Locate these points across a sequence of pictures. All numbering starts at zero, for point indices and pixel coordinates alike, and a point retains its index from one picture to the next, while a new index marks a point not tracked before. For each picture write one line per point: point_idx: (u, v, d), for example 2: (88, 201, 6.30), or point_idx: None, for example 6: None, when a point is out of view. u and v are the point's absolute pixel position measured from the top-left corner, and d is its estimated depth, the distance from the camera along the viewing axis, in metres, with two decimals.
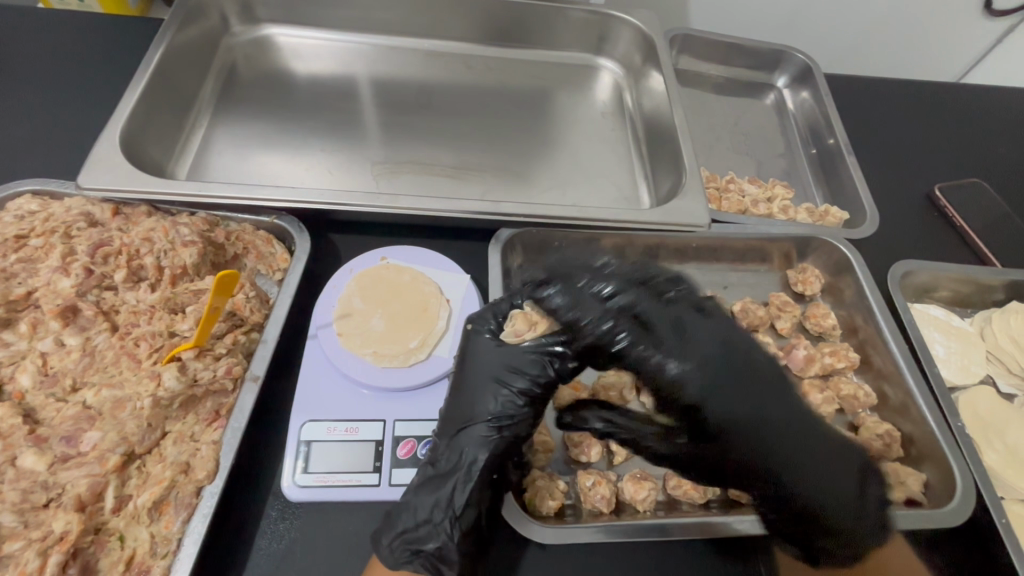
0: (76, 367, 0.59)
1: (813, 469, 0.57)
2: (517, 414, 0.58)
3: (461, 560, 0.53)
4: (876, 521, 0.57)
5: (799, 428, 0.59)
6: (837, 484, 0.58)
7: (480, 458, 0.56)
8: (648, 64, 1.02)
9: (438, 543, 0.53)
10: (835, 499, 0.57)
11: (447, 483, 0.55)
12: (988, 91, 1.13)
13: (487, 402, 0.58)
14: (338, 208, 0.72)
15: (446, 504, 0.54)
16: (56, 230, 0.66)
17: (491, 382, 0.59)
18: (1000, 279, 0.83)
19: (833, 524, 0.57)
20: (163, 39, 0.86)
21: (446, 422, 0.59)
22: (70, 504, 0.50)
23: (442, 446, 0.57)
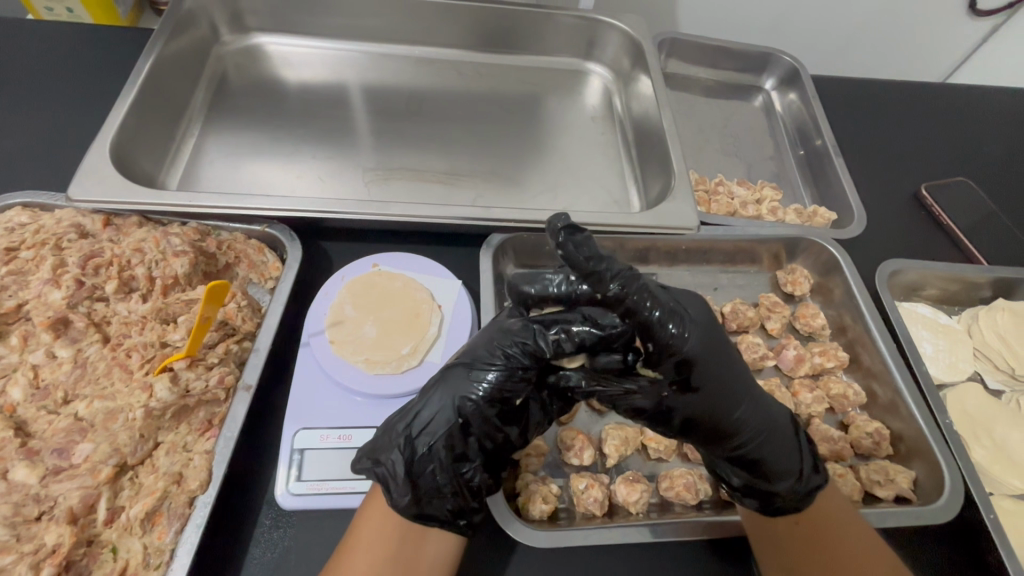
0: (68, 379, 0.59)
1: (758, 435, 0.57)
2: (505, 371, 0.54)
3: (411, 493, 0.51)
4: (811, 482, 0.58)
5: (757, 402, 0.57)
6: (784, 451, 0.58)
7: (460, 401, 0.54)
8: (637, 68, 1.03)
9: (394, 470, 0.52)
10: (778, 463, 0.57)
11: (419, 417, 0.54)
12: (973, 90, 1.15)
13: (482, 353, 0.56)
14: (330, 216, 0.72)
15: (411, 434, 0.53)
16: (47, 242, 0.66)
17: (492, 352, 0.55)
18: (986, 277, 0.84)
19: (774, 485, 0.57)
20: (153, 50, 0.86)
21: (439, 378, 0.56)
22: (63, 516, 0.50)
23: (436, 406, 0.54)
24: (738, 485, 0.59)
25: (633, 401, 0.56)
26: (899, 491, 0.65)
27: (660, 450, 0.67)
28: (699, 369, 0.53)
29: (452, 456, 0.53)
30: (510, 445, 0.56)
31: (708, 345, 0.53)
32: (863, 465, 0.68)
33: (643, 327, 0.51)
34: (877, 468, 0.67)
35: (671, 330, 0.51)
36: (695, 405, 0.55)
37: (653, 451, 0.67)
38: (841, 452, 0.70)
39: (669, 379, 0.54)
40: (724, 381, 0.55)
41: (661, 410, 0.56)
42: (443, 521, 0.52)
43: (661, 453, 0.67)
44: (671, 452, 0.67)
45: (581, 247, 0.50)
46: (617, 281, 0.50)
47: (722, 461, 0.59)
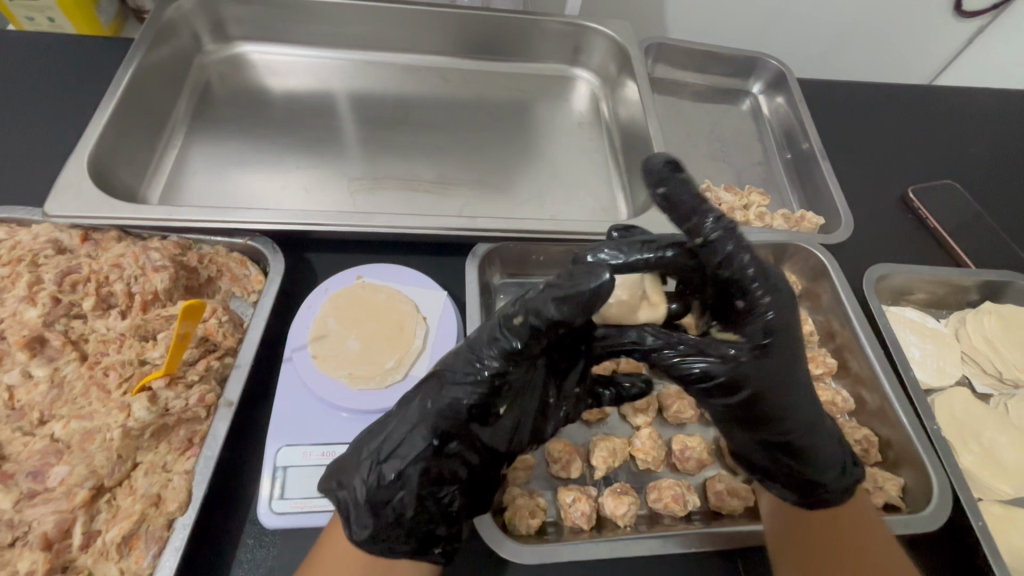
0: (43, 400, 0.58)
1: (810, 428, 0.57)
2: (480, 385, 0.52)
3: (373, 524, 0.50)
4: (850, 477, 0.60)
5: (810, 396, 0.57)
6: (830, 445, 0.58)
7: (429, 422, 0.51)
8: (624, 73, 1.02)
9: (357, 498, 0.50)
10: (826, 457, 0.57)
11: (387, 439, 0.51)
12: (960, 91, 1.15)
13: (455, 364, 0.53)
14: (312, 228, 0.72)
15: (378, 458, 0.51)
16: (23, 258, 0.65)
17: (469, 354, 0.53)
18: (973, 280, 0.84)
19: (821, 480, 0.58)
20: (133, 60, 0.85)
21: (408, 396, 0.54)
22: (37, 542, 0.49)
23: (409, 427, 0.52)
24: (779, 481, 0.59)
25: (707, 368, 0.52)
26: (888, 499, 0.65)
27: (648, 461, 0.66)
28: (779, 341, 0.52)
29: (425, 481, 0.51)
30: (489, 462, 0.54)
31: (793, 319, 0.52)
32: None
33: (737, 283, 0.50)
34: (865, 475, 0.67)
35: (762, 296, 0.50)
36: (767, 387, 0.53)
37: (642, 462, 0.66)
38: None
39: (751, 345, 0.52)
40: (796, 356, 0.53)
41: (731, 384, 0.53)
42: (414, 551, 0.50)
43: (650, 464, 0.66)
44: (660, 462, 0.66)
45: (680, 191, 0.51)
46: (718, 229, 0.49)
47: (763, 452, 0.59)
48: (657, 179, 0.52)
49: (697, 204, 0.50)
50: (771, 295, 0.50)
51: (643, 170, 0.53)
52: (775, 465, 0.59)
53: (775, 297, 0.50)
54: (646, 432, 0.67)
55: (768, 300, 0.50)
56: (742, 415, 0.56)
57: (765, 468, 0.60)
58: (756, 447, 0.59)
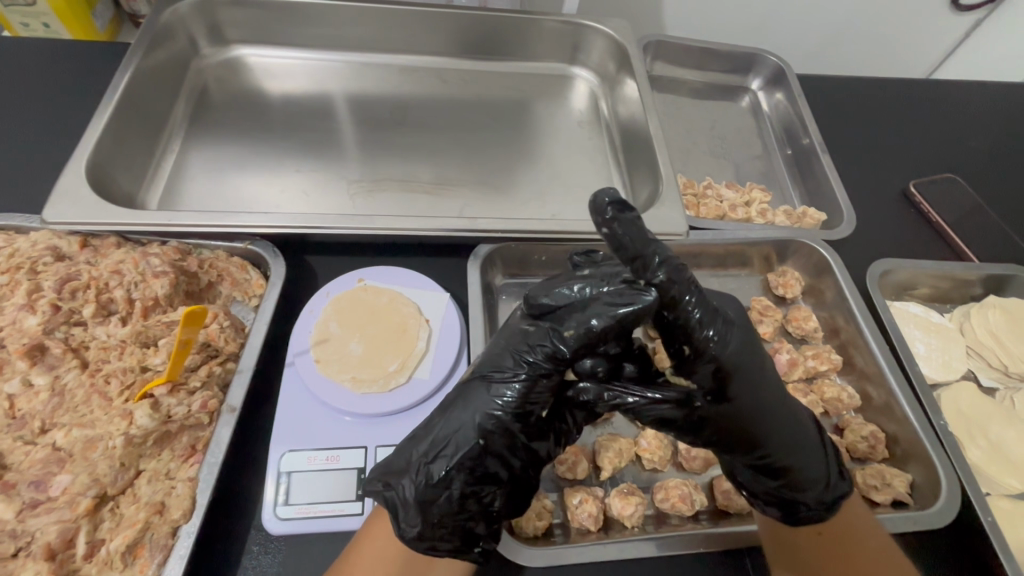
0: (44, 408, 0.57)
1: (782, 449, 0.55)
2: (530, 380, 0.50)
3: (422, 523, 0.49)
4: (838, 490, 0.58)
5: (786, 414, 0.55)
6: (812, 462, 0.56)
7: (482, 421, 0.50)
8: (623, 71, 1.02)
9: (405, 496, 0.49)
10: (805, 474, 0.56)
11: (436, 438, 0.50)
12: (959, 85, 1.15)
13: (501, 362, 0.52)
14: (312, 231, 0.71)
15: (428, 458, 0.50)
16: (21, 266, 0.64)
17: (509, 355, 0.52)
18: (977, 273, 0.84)
19: (798, 496, 0.56)
20: (129, 65, 0.84)
21: (456, 394, 0.53)
22: (40, 552, 0.49)
23: (458, 428, 0.50)
24: (761, 496, 0.57)
25: (662, 411, 0.50)
26: (896, 495, 0.65)
27: (655, 461, 0.66)
28: (735, 376, 0.52)
29: (470, 480, 0.50)
30: (534, 464, 0.52)
31: (744, 353, 0.52)
32: (859, 470, 0.68)
33: (682, 325, 0.50)
34: (873, 472, 0.67)
35: (710, 334, 0.50)
36: (726, 417, 0.52)
37: (648, 462, 0.66)
38: None
39: (702, 389, 0.52)
40: (757, 392, 0.53)
41: (692, 422, 0.52)
42: (455, 550, 0.50)
43: (656, 464, 0.66)
44: (666, 462, 0.66)
45: (630, 231, 0.48)
46: (663, 271, 0.49)
47: (744, 470, 0.57)
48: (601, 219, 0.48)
49: (643, 249, 0.49)
50: (717, 331, 0.50)
51: (590, 208, 0.49)
52: (756, 482, 0.57)
53: (720, 333, 0.50)
54: (652, 432, 0.67)
55: (714, 335, 0.50)
56: (710, 440, 0.54)
57: (745, 486, 0.58)
58: (735, 464, 0.57)
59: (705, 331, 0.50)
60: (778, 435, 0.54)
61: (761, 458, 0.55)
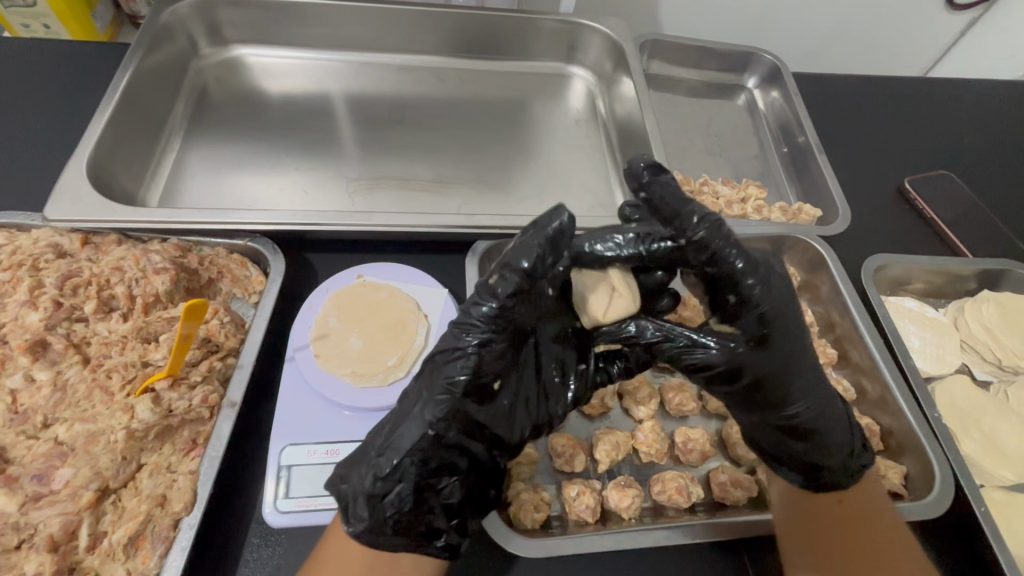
0: (46, 403, 0.58)
1: (812, 412, 0.57)
2: (477, 363, 0.51)
3: (371, 519, 0.49)
4: (860, 461, 0.60)
5: (816, 378, 0.57)
6: (840, 428, 0.58)
7: (429, 410, 0.51)
8: (619, 70, 1.02)
9: (356, 492, 0.49)
10: (832, 441, 0.58)
11: (387, 430, 0.51)
12: (953, 82, 1.16)
13: (448, 346, 0.53)
14: (312, 228, 0.72)
15: (377, 452, 0.50)
16: (23, 263, 0.65)
17: (450, 338, 0.53)
18: (970, 268, 0.85)
19: (825, 461, 0.58)
20: (130, 65, 0.85)
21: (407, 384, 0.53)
22: (43, 544, 0.49)
23: (406, 422, 0.51)
24: (785, 459, 0.60)
25: (707, 356, 0.54)
26: (891, 487, 0.65)
27: (651, 454, 0.66)
28: (778, 331, 0.53)
29: (423, 471, 0.50)
30: (490, 448, 0.53)
31: (785, 307, 0.54)
32: None
33: (727, 276, 0.52)
34: None
35: (751, 283, 0.52)
36: (766, 371, 0.54)
37: (645, 455, 0.67)
38: None
39: (746, 335, 0.54)
40: (794, 350, 0.55)
41: (732, 371, 0.55)
42: (413, 544, 0.50)
43: (653, 457, 0.66)
44: (663, 455, 0.67)
45: (664, 191, 0.55)
46: (703, 227, 0.52)
47: (771, 434, 0.59)
48: (636, 183, 0.56)
49: (682, 205, 0.54)
50: (758, 280, 0.52)
51: (627, 173, 0.57)
52: (781, 447, 0.59)
53: (762, 283, 0.52)
54: (649, 425, 0.67)
55: (755, 285, 0.52)
56: (745, 394, 0.57)
57: (772, 450, 0.60)
58: (762, 429, 0.59)
59: (746, 280, 0.52)
60: (806, 395, 0.57)
61: (789, 420, 0.57)
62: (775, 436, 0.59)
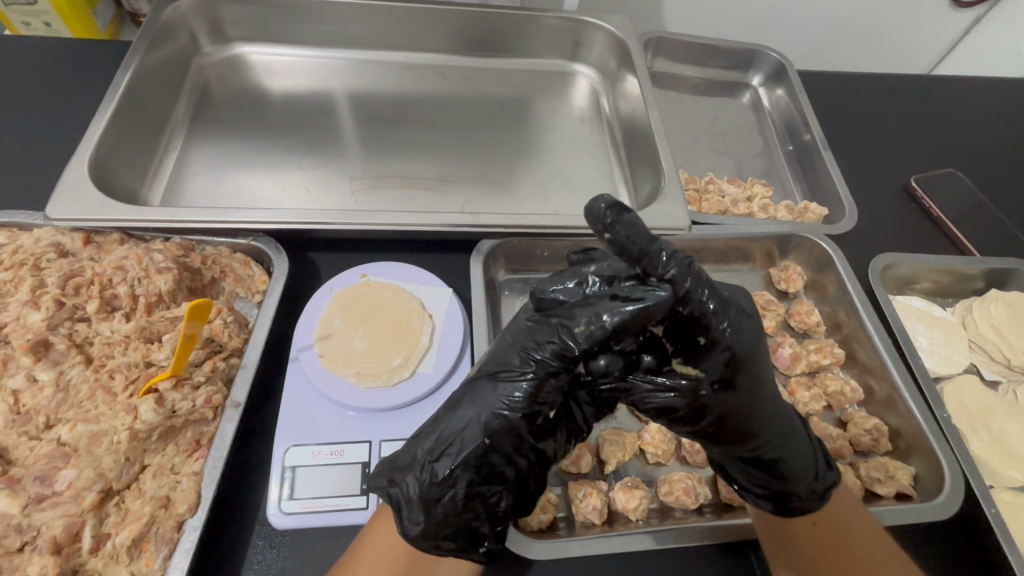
0: (49, 404, 0.57)
1: (774, 440, 0.55)
2: (537, 378, 0.49)
3: (424, 520, 0.49)
4: (827, 480, 0.58)
5: (780, 405, 0.55)
6: (806, 452, 0.57)
7: (487, 418, 0.49)
8: (624, 68, 1.02)
9: (408, 494, 0.49)
10: (800, 465, 0.56)
11: (441, 437, 0.49)
12: (959, 80, 1.15)
13: (507, 359, 0.51)
14: (315, 227, 0.71)
15: (432, 457, 0.49)
16: (25, 262, 0.64)
17: (513, 351, 0.52)
18: (978, 268, 0.84)
19: (794, 488, 0.56)
20: (131, 63, 0.84)
21: (464, 392, 0.51)
22: (45, 546, 0.49)
23: (460, 429, 0.50)
24: (755, 489, 0.57)
25: (668, 399, 0.50)
26: (900, 488, 0.65)
27: (658, 455, 0.66)
28: (744, 368, 0.51)
29: (475, 480, 0.49)
30: (540, 464, 0.52)
31: (755, 344, 0.51)
32: (862, 463, 0.68)
33: (698, 319, 0.48)
34: (876, 465, 0.67)
35: (722, 326, 0.49)
36: (726, 406, 0.52)
37: (652, 456, 0.66)
38: (840, 449, 0.69)
39: (710, 378, 0.51)
40: (762, 383, 0.53)
41: (693, 410, 0.52)
42: (459, 549, 0.49)
43: (660, 458, 0.66)
44: (670, 456, 0.66)
45: (631, 232, 0.45)
46: (672, 265, 0.47)
47: (738, 463, 0.57)
48: (600, 225, 0.45)
49: (648, 248, 0.46)
50: (729, 324, 0.49)
51: (586, 215, 0.46)
52: (748, 473, 0.57)
53: (732, 326, 0.49)
54: (656, 426, 0.67)
55: (725, 328, 0.49)
56: (710, 431, 0.54)
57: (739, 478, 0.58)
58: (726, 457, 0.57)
59: (717, 323, 0.49)
60: (769, 427, 0.54)
61: (752, 452, 0.55)
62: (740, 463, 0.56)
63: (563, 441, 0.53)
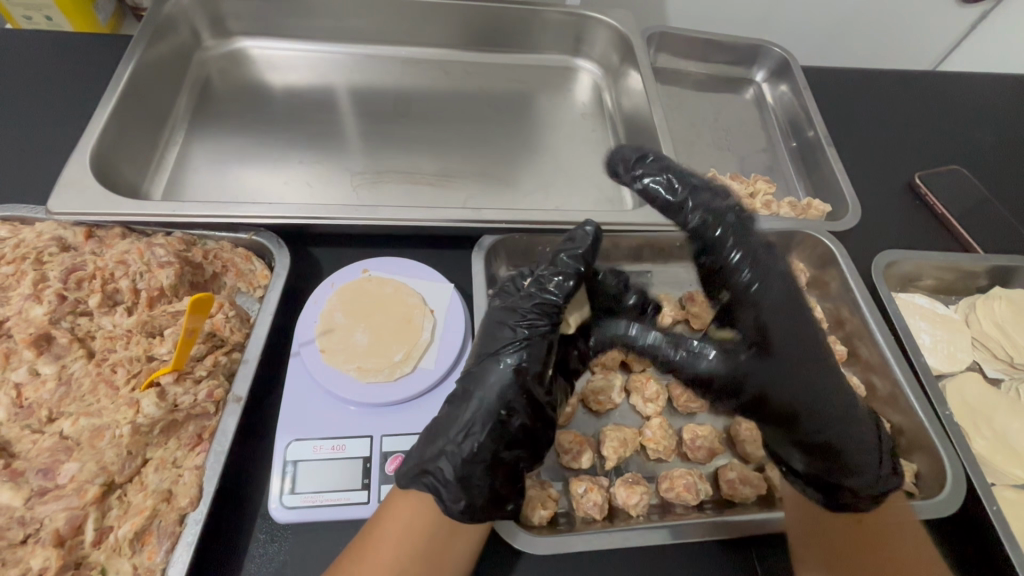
0: (51, 397, 0.57)
1: (834, 424, 0.62)
2: (529, 342, 0.57)
3: (464, 498, 0.52)
4: (885, 469, 0.62)
5: (834, 388, 0.62)
6: (861, 438, 0.62)
7: (498, 393, 0.54)
8: (626, 63, 1.01)
9: (445, 476, 0.52)
10: (858, 456, 0.61)
11: (460, 418, 0.54)
12: (966, 77, 1.14)
13: (499, 337, 0.58)
14: (316, 222, 0.71)
15: (457, 437, 0.53)
16: (27, 256, 0.64)
17: (495, 330, 0.59)
18: (982, 265, 0.84)
19: (857, 476, 0.61)
20: (132, 56, 0.84)
21: (466, 381, 0.57)
22: (49, 539, 0.49)
23: (481, 407, 0.54)
24: (810, 479, 0.64)
25: (706, 360, 0.68)
26: (901, 485, 0.65)
27: (659, 451, 0.66)
28: (772, 326, 0.63)
29: (501, 447, 0.54)
30: (550, 425, 0.57)
31: (782, 299, 0.64)
32: None
33: (721, 271, 0.65)
34: None
35: (760, 291, 0.63)
36: (764, 374, 0.64)
37: (652, 452, 0.66)
38: None
39: (755, 329, 0.64)
40: (796, 352, 0.63)
41: (734, 379, 0.66)
42: (499, 513, 0.53)
43: (661, 453, 0.66)
44: (671, 452, 0.66)
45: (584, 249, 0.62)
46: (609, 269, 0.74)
47: (794, 451, 0.65)
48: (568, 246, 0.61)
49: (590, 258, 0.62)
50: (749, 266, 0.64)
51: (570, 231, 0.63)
52: (810, 468, 0.64)
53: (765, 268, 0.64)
54: (657, 422, 0.67)
55: (746, 275, 0.64)
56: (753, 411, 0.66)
57: (811, 473, 0.64)
58: (784, 448, 0.65)
59: (740, 271, 0.64)
60: (820, 413, 0.62)
61: (810, 436, 0.62)
62: (806, 453, 0.64)
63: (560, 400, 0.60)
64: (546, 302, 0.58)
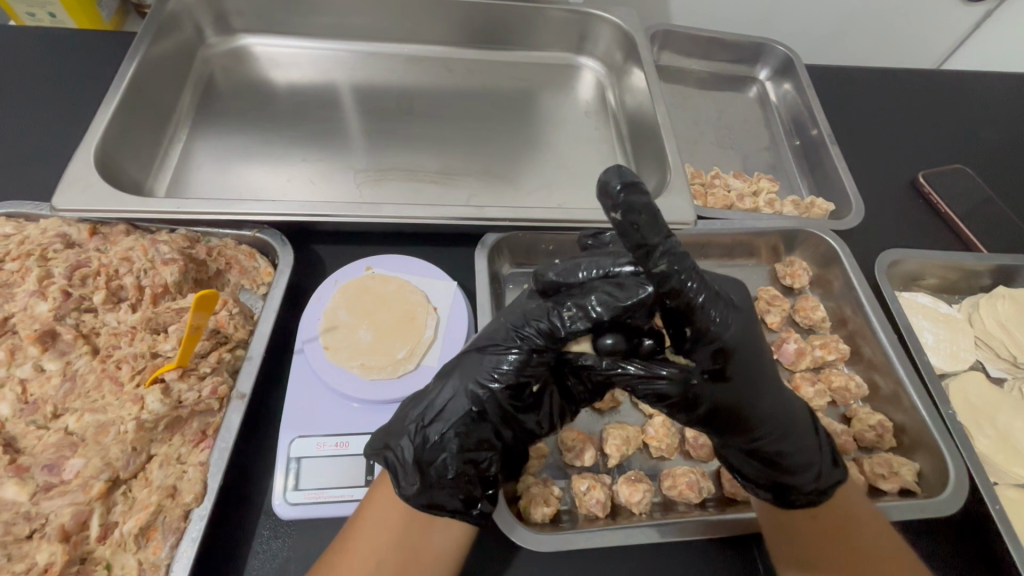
0: (56, 393, 0.57)
1: (776, 430, 0.55)
2: (522, 353, 0.52)
3: (420, 482, 0.52)
4: (832, 477, 0.58)
5: (778, 390, 0.55)
6: (806, 444, 0.56)
7: (473, 386, 0.53)
8: (630, 61, 1.01)
9: (403, 458, 0.52)
10: (799, 459, 0.56)
11: (432, 404, 0.53)
12: (970, 75, 1.14)
13: (498, 336, 0.55)
14: (320, 219, 0.71)
15: (424, 421, 0.53)
16: (31, 253, 0.64)
17: (498, 331, 0.55)
18: (986, 264, 0.84)
19: (794, 480, 0.56)
20: (136, 53, 0.84)
21: (454, 365, 0.55)
22: (54, 534, 0.49)
23: (453, 398, 0.53)
24: (753, 478, 0.58)
25: (660, 387, 0.52)
26: (904, 483, 0.65)
27: (662, 449, 0.66)
28: (733, 358, 0.51)
29: (466, 446, 0.52)
30: (522, 435, 0.56)
31: (744, 334, 0.51)
32: (866, 458, 0.68)
33: (683, 309, 0.49)
34: (880, 460, 0.67)
35: (716, 319, 0.49)
36: (722, 394, 0.53)
37: (656, 450, 0.66)
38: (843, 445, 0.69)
39: (701, 368, 0.52)
40: (755, 366, 0.53)
41: (689, 399, 0.53)
42: (455, 510, 0.52)
43: (664, 451, 0.66)
44: (674, 450, 0.66)
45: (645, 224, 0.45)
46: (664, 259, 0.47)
47: (739, 453, 0.57)
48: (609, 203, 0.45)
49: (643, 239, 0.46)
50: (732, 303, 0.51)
51: (600, 190, 0.45)
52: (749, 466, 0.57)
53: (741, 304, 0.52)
54: (660, 420, 0.67)
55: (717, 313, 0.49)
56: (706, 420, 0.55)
57: (741, 469, 0.59)
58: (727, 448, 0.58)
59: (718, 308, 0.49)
60: (774, 426, 0.55)
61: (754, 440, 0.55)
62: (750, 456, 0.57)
63: (546, 413, 0.57)
64: (550, 324, 0.52)
